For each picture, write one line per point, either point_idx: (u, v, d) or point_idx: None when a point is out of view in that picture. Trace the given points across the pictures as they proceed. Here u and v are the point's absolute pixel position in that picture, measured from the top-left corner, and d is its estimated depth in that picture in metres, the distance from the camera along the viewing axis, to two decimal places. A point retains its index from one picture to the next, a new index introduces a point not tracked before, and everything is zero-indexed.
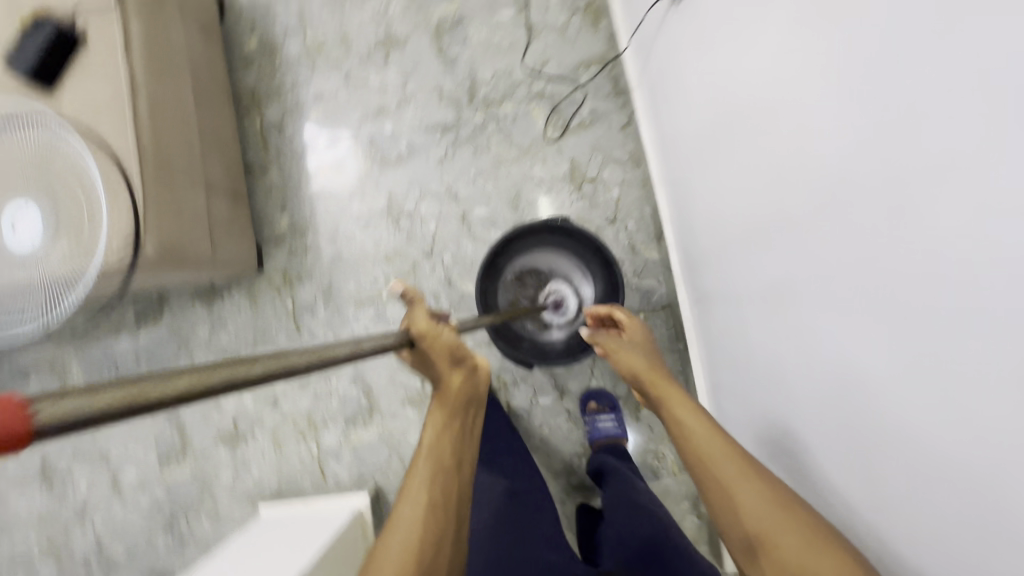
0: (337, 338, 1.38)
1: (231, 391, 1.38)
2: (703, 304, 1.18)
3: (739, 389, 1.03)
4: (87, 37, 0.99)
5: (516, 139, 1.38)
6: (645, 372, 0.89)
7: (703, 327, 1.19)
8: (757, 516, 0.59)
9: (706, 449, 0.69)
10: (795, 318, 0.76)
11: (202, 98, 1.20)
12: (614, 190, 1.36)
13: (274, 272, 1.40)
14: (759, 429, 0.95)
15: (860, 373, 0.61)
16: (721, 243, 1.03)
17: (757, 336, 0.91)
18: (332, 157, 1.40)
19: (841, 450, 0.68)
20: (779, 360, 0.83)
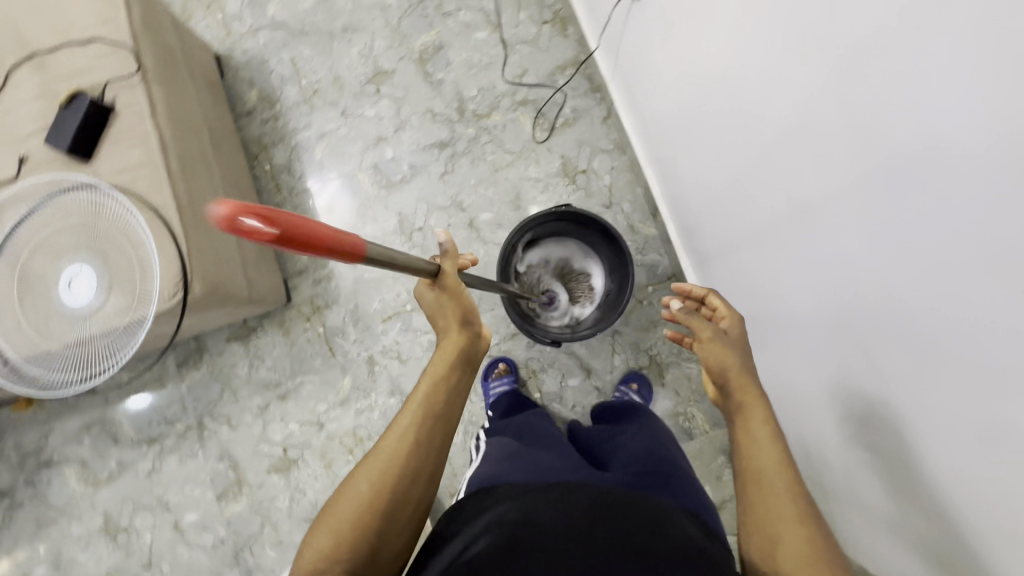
0: (370, 354, 1.45)
1: (277, 420, 1.45)
2: (707, 265, 1.29)
3: (759, 332, 1.15)
4: (116, 107, 1.09)
5: (509, 145, 1.49)
6: (734, 374, 0.78)
7: (711, 287, 1.29)
8: (798, 566, 0.61)
9: (774, 481, 0.68)
10: (818, 249, 0.86)
11: (219, 151, 1.31)
12: (606, 177, 1.47)
13: (302, 302, 1.48)
14: (790, 362, 1.05)
15: (895, 280, 0.70)
16: (719, 206, 1.14)
17: (775, 279, 1.02)
18: (339, 190, 1.50)
19: (879, 355, 0.78)
20: (802, 293, 0.94)
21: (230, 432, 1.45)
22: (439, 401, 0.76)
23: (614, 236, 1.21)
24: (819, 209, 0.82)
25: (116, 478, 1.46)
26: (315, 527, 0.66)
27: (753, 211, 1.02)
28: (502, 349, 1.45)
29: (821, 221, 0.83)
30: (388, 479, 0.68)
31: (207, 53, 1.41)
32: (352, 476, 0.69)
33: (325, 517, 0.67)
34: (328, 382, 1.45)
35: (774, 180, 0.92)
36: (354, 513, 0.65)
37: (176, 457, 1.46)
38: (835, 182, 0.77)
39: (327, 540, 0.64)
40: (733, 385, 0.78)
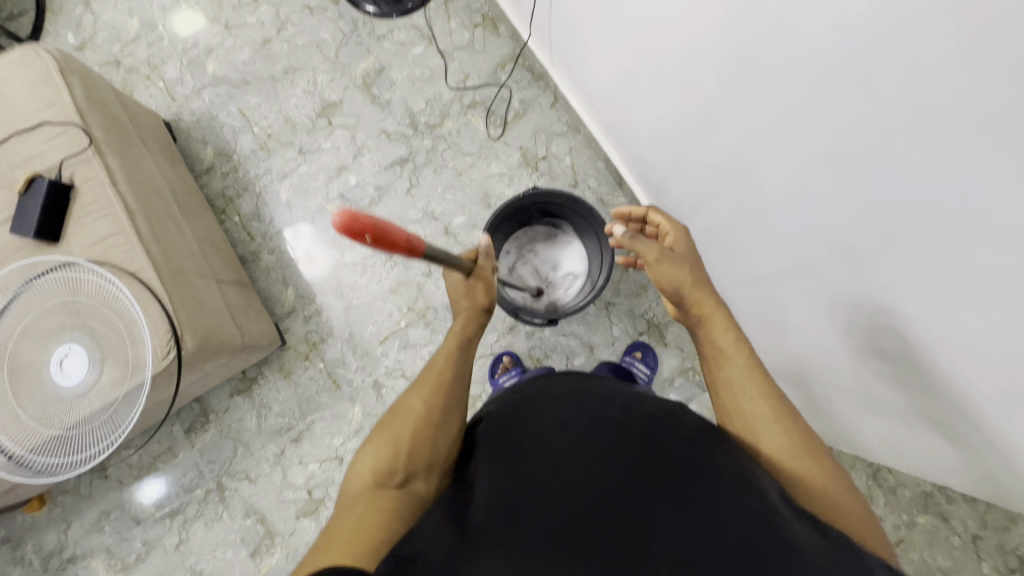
0: (375, 378, 1.45)
1: (296, 463, 1.44)
2: (680, 220, 1.32)
3: (743, 268, 1.17)
4: (75, 184, 1.09)
5: (466, 147, 1.52)
6: (690, 288, 0.80)
7: (690, 238, 1.32)
8: (781, 454, 0.66)
9: (746, 389, 0.70)
10: (786, 166, 0.88)
11: (185, 210, 1.32)
12: (566, 158, 1.51)
13: (297, 342, 1.48)
14: (779, 289, 1.08)
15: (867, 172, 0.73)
16: (679, 155, 1.17)
17: (748, 209, 1.04)
18: (312, 241, 1.51)
19: (862, 252, 0.81)
20: (777, 215, 0.97)
21: (251, 487, 1.43)
22: (471, 338, 0.83)
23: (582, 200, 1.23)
24: (779, 126, 0.85)
25: (145, 559, 1.42)
26: (368, 442, 0.73)
27: (713, 151, 1.05)
28: (503, 345, 1.46)
29: (783, 135, 0.86)
30: (432, 401, 0.74)
31: (156, 120, 1.43)
32: (401, 397, 0.77)
33: (377, 433, 0.73)
34: (339, 416, 1.44)
35: (728, 113, 0.95)
36: (405, 431, 0.71)
37: (202, 524, 1.43)
38: (790, 95, 0.80)
39: (382, 453, 0.70)
40: (692, 297, 0.80)
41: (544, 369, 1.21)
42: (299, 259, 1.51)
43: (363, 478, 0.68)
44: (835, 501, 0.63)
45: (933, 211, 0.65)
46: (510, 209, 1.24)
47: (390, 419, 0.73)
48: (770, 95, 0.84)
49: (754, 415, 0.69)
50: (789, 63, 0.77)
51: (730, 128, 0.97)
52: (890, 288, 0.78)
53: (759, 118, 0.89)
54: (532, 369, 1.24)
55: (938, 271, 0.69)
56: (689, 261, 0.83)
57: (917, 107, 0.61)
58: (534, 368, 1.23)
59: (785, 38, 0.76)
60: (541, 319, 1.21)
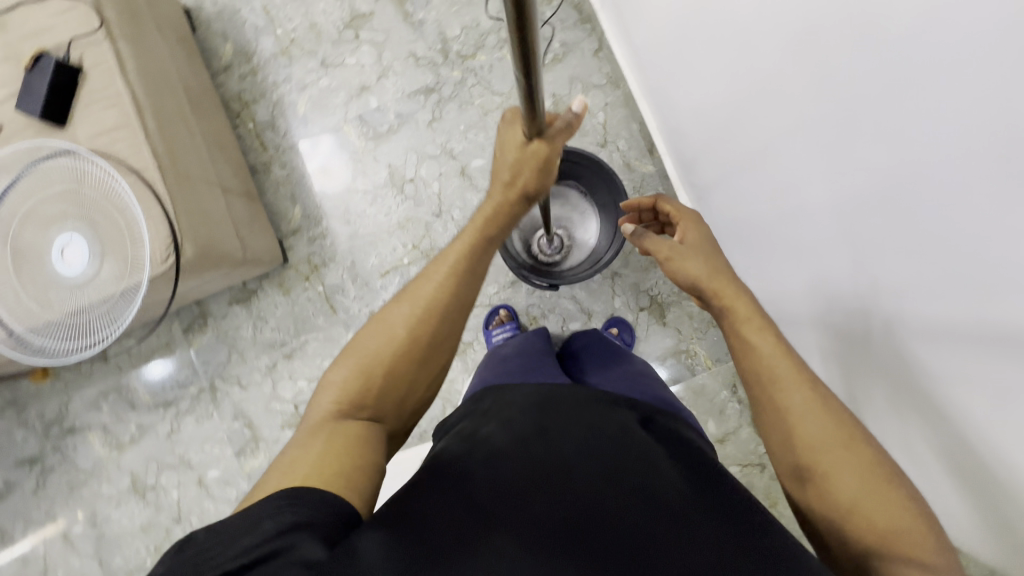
0: (371, 309, 1.46)
1: (285, 379, 1.48)
2: (704, 198, 1.25)
3: (763, 266, 1.10)
4: (84, 67, 1.05)
5: (497, 86, 1.43)
6: (706, 280, 0.84)
7: (711, 220, 1.26)
8: (820, 448, 0.66)
9: (784, 379, 0.71)
10: (807, 160, 0.81)
11: (197, 109, 1.27)
12: (600, 114, 1.42)
13: (299, 262, 1.47)
14: (788, 292, 1.04)
15: (886, 212, 0.67)
16: (715, 132, 1.08)
17: (771, 200, 0.97)
18: (321, 158, 1.46)
19: (872, 267, 0.74)
20: (797, 214, 0.90)
21: (241, 393, 1.49)
22: (473, 261, 0.86)
23: (611, 177, 1.19)
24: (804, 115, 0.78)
25: (139, 441, 1.51)
26: (345, 351, 0.79)
27: (747, 138, 0.98)
28: (502, 298, 1.45)
29: (809, 147, 0.79)
30: (418, 331, 0.79)
31: (175, 6, 1.35)
32: (388, 311, 0.81)
33: (357, 347, 0.78)
34: (332, 340, 1.47)
35: (761, 93, 0.87)
36: (384, 356, 0.76)
37: (193, 419, 1.50)
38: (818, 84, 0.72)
39: (356, 382, 0.75)
40: (712, 289, 0.83)
41: (535, 333, 1.20)
42: (317, 175, 1.47)
43: (327, 408, 0.73)
44: (898, 510, 0.61)
45: (945, 269, 0.60)
46: None
47: (368, 343, 0.77)
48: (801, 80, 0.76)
49: (791, 403, 0.69)
50: (828, 75, 0.70)
51: (760, 109, 0.89)
52: (896, 306, 0.72)
53: (786, 103, 0.81)
54: (527, 331, 1.23)
55: (939, 292, 0.63)
56: (702, 254, 0.87)
57: (943, 162, 0.56)
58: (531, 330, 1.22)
59: (818, 17, 0.68)
60: (542, 283, 1.19)
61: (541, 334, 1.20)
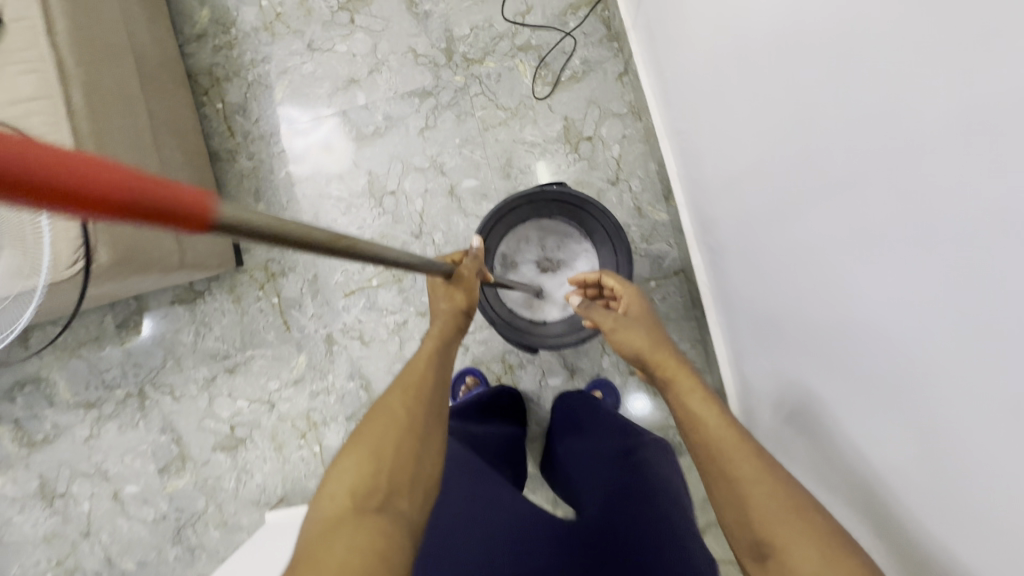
0: (329, 332, 1.30)
1: (224, 395, 1.32)
2: (717, 264, 1.08)
3: (765, 355, 0.92)
4: (4, 20, 0.87)
5: (503, 100, 1.26)
6: (648, 351, 0.88)
7: (721, 290, 1.09)
8: (777, 523, 0.58)
9: (728, 448, 0.68)
10: (826, 227, 0.65)
11: (149, 82, 1.09)
12: (614, 147, 1.25)
13: (255, 267, 1.31)
14: (786, 402, 0.87)
15: (935, 382, 0.50)
16: (729, 186, 0.93)
17: (779, 271, 0.80)
18: (310, 140, 1.28)
19: (891, 374, 0.57)
20: (806, 293, 0.73)
21: (173, 404, 1.33)
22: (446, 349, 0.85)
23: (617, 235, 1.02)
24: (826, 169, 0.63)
25: (52, 442, 1.35)
26: (344, 456, 0.64)
27: (768, 217, 0.81)
28: (477, 339, 1.29)
29: (844, 259, 0.62)
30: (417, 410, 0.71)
31: None
32: (376, 407, 0.71)
33: (359, 446, 0.65)
34: (281, 359, 1.31)
35: (794, 175, 0.70)
36: (391, 437, 0.66)
37: (116, 425, 1.34)
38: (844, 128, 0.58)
39: (362, 468, 0.61)
40: (661, 365, 0.84)
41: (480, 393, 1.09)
42: (320, 151, 1.28)
43: (342, 498, 0.58)
44: None
45: (1004, 493, 0.43)
46: (506, 210, 1.05)
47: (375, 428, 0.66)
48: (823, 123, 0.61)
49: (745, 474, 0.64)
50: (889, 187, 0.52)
51: (776, 154, 0.74)
52: (921, 437, 0.53)
53: (806, 151, 0.66)
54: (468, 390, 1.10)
55: (986, 513, 0.46)
56: (644, 324, 0.92)
57: None
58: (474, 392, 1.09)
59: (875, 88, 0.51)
60: (516, 342, 1.06)
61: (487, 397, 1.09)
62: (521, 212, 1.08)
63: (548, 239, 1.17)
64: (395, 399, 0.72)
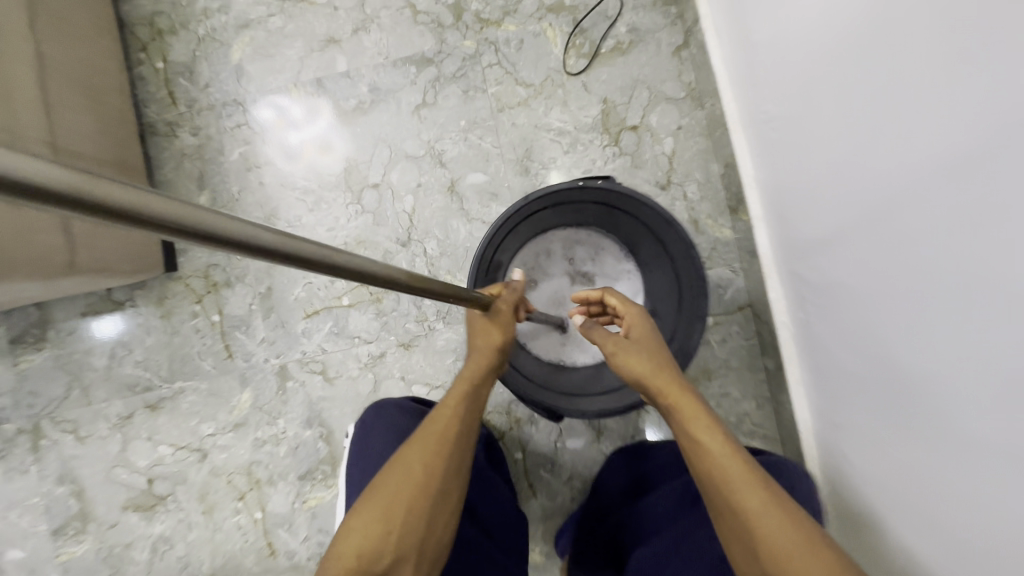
0: (283, 363, 1.00)
1: (142, 438, 1.02)
2: (808, 295, 0.78)
3: (868, 428, 0.67)
4: None
5: (524, 74, 0.97)
6: (651, 376, 0.61)
7: (815, 332, 0.78)
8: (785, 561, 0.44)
9: (736, 477, 0.49)
10: (874, 259, 0.60)
11: (62, 17, 0.79)
12: (666, 141, 0.96)
13: (192, 275, 1.00)
14: (923, 517, 0.57)
15: None
16: (810, 197, 0.72)
17: (847, 309, 0.68)
18: (304, 135, 0.99)
19: (935, 416, 0.53)
20: (1005, 365, 0.44)
21: (75, 447, 1.02)
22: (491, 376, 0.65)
23: (684, 254, 0.72)
24: (877, 195, 0.58)
25: None
26: (362, 503, 0.51)
27: (921, 233, 0.52)
28: None
29: None
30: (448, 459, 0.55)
31: None
32: (401, 455, 0.54)
33: (376, 500, 0.51)
34: (219, 395, 1.00)
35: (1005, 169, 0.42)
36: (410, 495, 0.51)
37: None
38: (899, 153, 0.53)
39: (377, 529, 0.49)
40: (657, 388, 0.60)
41: (403, 409, 0.75)
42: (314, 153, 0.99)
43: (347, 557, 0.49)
44: None
45: None
46: (519, 218, 0.75)
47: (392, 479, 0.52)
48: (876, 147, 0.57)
49: (748, 514, 0.47)
50: None
51: (828, 177, 0.67)
52: None
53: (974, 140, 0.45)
54: (381, 404, 0.76)
55: None
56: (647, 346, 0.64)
57: None
58: (386, 408, 0.75)
59: None
60: (558, 408, 0.74)
61: (416, 409, 0.76)
62: (539, 219, 0.78)
63: (578, 255, 0.87)
64: (421, 456, 0.53)
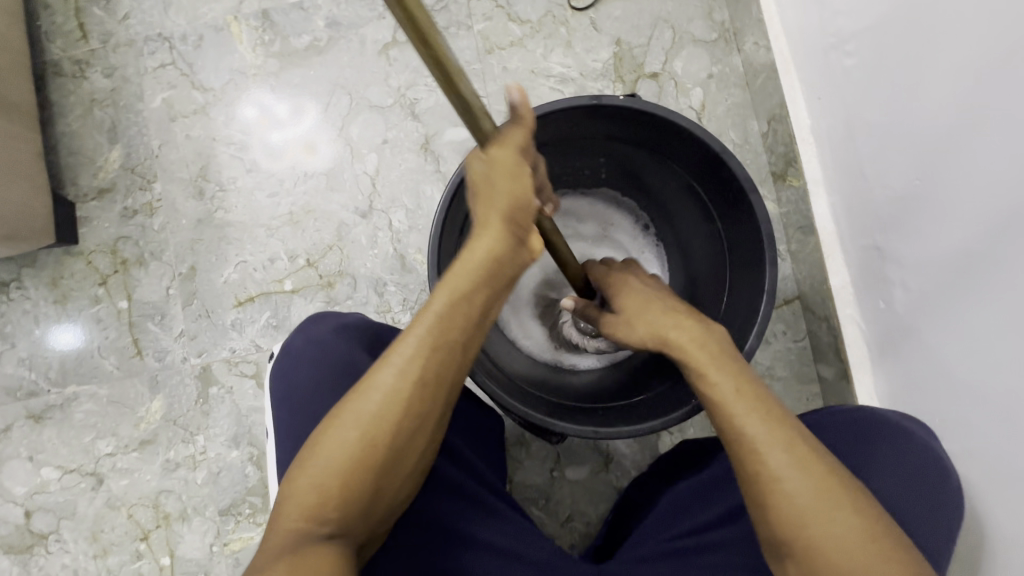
0: (205, 363, 0.78)
1: (21, 458, 0.79)
2: (893, 274, 0.59)
3: (1010, 449, 0.48)
4: None
5: (518, 9, 0.79)
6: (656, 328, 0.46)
7: (906, 324, 0.58)
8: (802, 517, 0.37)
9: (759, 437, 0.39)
10: (977, 212, 0.48)
11: None
12: (694, 92, 0.78)
13: (96, 249, 0.80)
14: None
15: None
16: (883, 150, 0.57)
17: (943, 289, 0.53)
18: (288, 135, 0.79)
19: None
20: None
21: None
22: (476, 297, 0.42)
23: (736, 206, 0.51)
24: (980, 129, 0.46)
25: None
26: (306, 457, 0.40)
27: None
28: None
29: None
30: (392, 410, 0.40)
31: None
32: (349, 408, 0.40)
33: (323, 460, 0.39)
34: (123, 403, 0.79)
35: None
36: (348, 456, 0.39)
37: None
38: (1005, 67, 0.43)
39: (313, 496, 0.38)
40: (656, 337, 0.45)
41: (340, 331, 0.53)
42: (300, 157, 0.79)
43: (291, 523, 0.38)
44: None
45: None
46: None
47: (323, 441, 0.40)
48: (970, 69, 0.46)
49: (775, 473, 0.38)
50: None
51: (902, 123, 0.54)
52: None
53: None
54: (309, 326, 0.54)
55: None
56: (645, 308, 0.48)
57: None
58: (316, 333, 0.53)
59: None
60: (572, 433, 0.50)
61: (360, 331, 0.54)
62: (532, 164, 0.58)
63: (580, 231, 0.66)
64: (370, 412, 0.39)
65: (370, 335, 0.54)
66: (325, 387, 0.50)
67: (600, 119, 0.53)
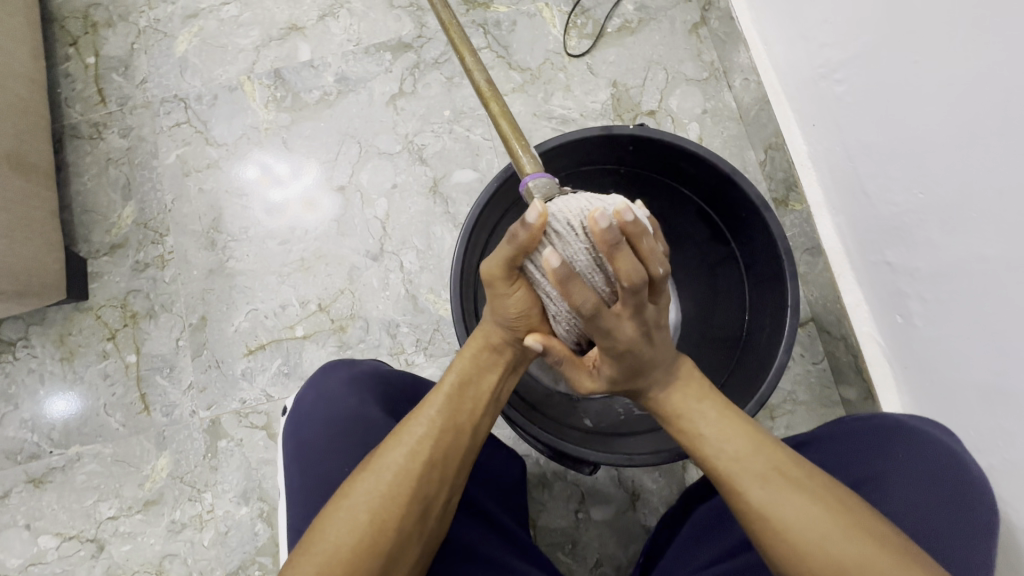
0: (215, 415, 0.76)
1: (18, 526, 0.75)
2: (907, 287, 0.59)
3: None
4: None
5: (518, 58, 0.83)
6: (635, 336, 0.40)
7: (926, 335, 0.58)
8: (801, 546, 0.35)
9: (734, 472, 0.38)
10: (986, 234, 0.49)
11: None
12: (691, 127, 0.81)
13: (106, 304, 0.79)
14: None
15: None
16: (887, 168, 0.58)
17: (966, 298, 0.52)
18: (287, 193, 0.81)
19: None
20: None
21: None
22: (480, 376, 0.46)
23: (754, 222, 0.53)
24: (987, 140, 0.47)
25: None
26: (297, 554, 0.37)
27: None
28: None
29: None
30: (401, 494, 0.39)
31: None
32: (348, 489, 0.39)
33: (310, 555, 0.37)
34: (128, 460, 0.76)
35: None
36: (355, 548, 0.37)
37: None
38: (999, 82, 0.45)
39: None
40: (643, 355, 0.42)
41: (348, 383, 0.52)
42: (297, 214, 0.80)
43: None
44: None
45: None
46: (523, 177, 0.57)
47: (329, 530, 0.38)
48: (964, 84, 0.48)
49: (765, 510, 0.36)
50: None
51: (902, 141, 0.55)
52: None
53: None
54: (319, 381, 0.53)
55: None
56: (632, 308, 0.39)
57: None
58: (326, 387, 0.52)
59: None
60: (604, 461, 0.50)
61: (368, 378, 0.53)
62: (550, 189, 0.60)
63: None
64: (374, 492, 0.39)
65: (378, 381, 0.53)
66: (339, 446, 0.48)
67: (616, 147, 0.56)
